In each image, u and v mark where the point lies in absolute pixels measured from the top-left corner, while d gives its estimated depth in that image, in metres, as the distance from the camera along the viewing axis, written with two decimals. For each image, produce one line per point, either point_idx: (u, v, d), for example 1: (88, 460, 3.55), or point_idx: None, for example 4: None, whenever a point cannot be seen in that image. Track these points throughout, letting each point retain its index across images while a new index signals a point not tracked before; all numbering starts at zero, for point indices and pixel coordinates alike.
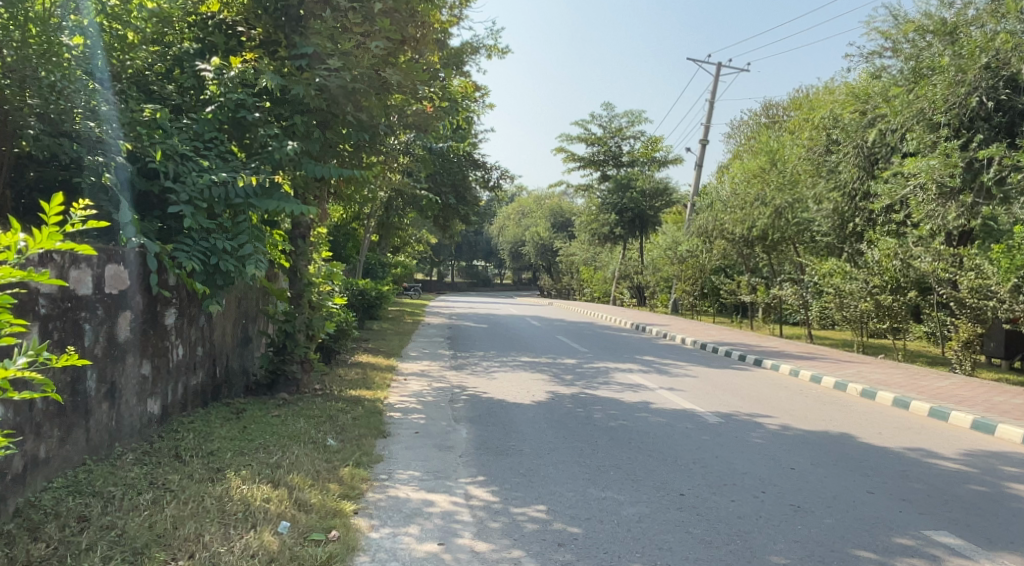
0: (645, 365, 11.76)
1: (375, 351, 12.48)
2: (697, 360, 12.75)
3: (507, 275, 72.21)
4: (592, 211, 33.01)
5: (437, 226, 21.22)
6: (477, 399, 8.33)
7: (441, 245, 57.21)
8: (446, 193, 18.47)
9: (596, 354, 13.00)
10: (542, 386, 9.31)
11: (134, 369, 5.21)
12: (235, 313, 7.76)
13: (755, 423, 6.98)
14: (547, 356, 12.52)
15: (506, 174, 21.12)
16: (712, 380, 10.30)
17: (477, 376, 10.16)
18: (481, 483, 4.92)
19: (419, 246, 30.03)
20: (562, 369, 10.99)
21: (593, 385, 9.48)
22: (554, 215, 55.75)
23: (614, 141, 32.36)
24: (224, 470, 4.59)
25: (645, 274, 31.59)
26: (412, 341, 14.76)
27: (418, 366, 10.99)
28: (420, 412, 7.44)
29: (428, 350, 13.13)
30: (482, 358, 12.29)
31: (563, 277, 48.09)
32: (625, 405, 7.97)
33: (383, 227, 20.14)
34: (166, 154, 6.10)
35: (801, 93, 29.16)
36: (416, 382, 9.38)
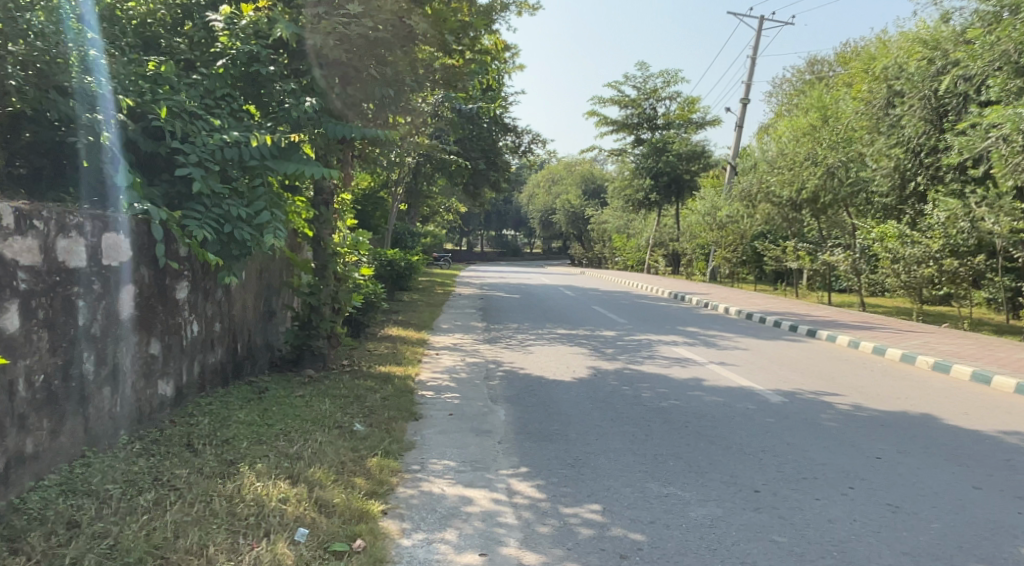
0: (690, 337, 11.08)
1: (405, 323, 11.98)
2: (745, 331, 12.02)
3: (537, 245, 71.43)
4: (626, 177, 32.08)
5: (467, 193, 20.57)
6: (514, 376, 7.77)
7: (470, 214, 56.58)
8: (476, 158, 17.79)
9: (636, 326, 12.34)
10: (582, 361, 8.71)
11: (141, 348, 4.70)
12: (257, 285, 7.27)
13: (824, 403, 6.31)
14: (584, 328, 11.90)
15: (538, 139, 20.36)
16: (764, 354, 9.60)
17: (512, 350, 9.60)
18: (524, 476, 4.36)
19: (448, 215, 29.46)
20: (602, 341, 10.37)
21: (637, 359, 8.85)
22: (585, 182, 54.74)
23: (648, 103, 31.34)
24: (238, 463, 4.08)
25: (682, 242, 30.66)
26: (444, 312, 14.23)
27: (449, 340, 10.46)
28: (454, 390, 6.90)
29: (460, 322, 12.59)
30: (517, 330, 11.72)
31: (595, 246, 47.22)
32: (675, 383, 7.33)
33: (411, 195, 19.56)
34: (172, 112, 5.58)
35: (847, 49, 27.79)
36: (448, 357, 8.85)
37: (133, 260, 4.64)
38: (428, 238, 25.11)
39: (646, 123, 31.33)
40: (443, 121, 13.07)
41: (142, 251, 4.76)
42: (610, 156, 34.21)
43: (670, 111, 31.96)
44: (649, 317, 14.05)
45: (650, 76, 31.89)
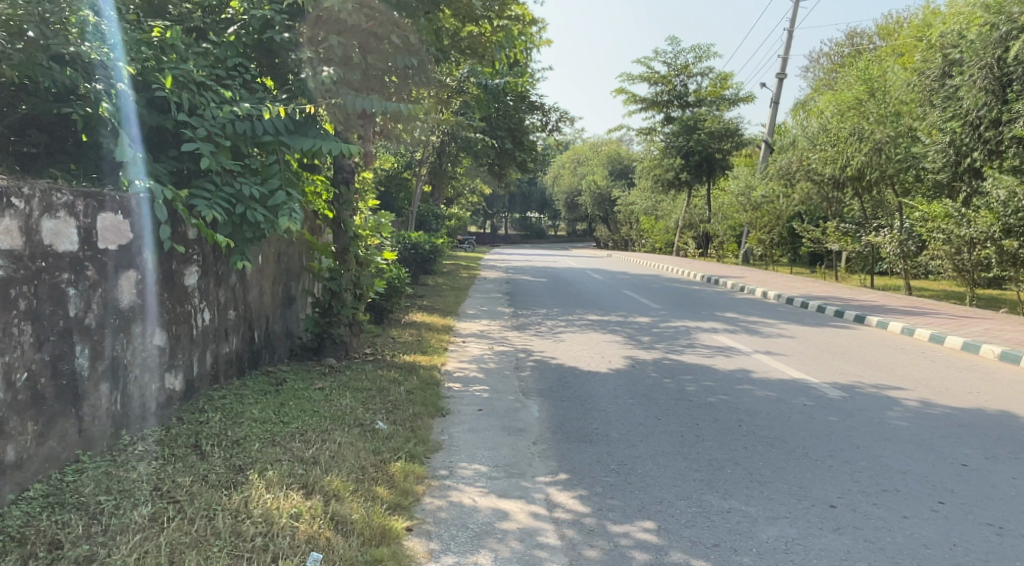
0: (729, 323, 10.53)
1: (430, 309, 11.56)
2: (787, 317, 11.42)
3: (562, 227, 70.77)
4: (656, 156, 31.43)
5: (493, 174, 20.07)
6: (546, 366, 7.31)
7: (495, 196, 56.10)
8: (503, 137, 17.25)
9: (671, 311, 11.80)
10: (618, 349, 8.21)
11: (145, 339, 4.28)
12: (274, 269, 6.85)
13: (888, 399, 5.76)
14: (616, 313, 11.39)
15: (566, 117, 19.78)
16: (811, 342, 9.02)
17: (542, 338, 9.13)
18: (565, 484, 3.90)
19: (473, 196, 29.01)
20: (637, 328, 9.85)
21: (675, 348, 8.34)
22: (611, 163, 53.91)
23: (679, 79, 30.98)
24: (247, 469, 3.66)
25: (713, 223, 29.91)
26: (470, 296, 13.79)
27: (476, 327, 10.02)
28: (482, 382, 6.45)
29: (487, 307, 12.14)
30: (546, 316, 11.25)
31: (622, 228, 46.52)
32: (720, 375, 6.81)
33: (436, 176, 19.12)
34: (179, 82, 5.17)
35: (889, 21, 26.74)
36: (475, 345, 8.41)
37: (134, 243, 4.20)
38: (454, 220, 24.69)
39: (677, 101, 31.19)
40: (470, 98, 12.58)
41: (146, 233, 4.34)
42: (639, 135, 33.48)
43: (701, 88, 31.13)
44: (683, 302, 13.49)
45: (680, 52, 31.06)
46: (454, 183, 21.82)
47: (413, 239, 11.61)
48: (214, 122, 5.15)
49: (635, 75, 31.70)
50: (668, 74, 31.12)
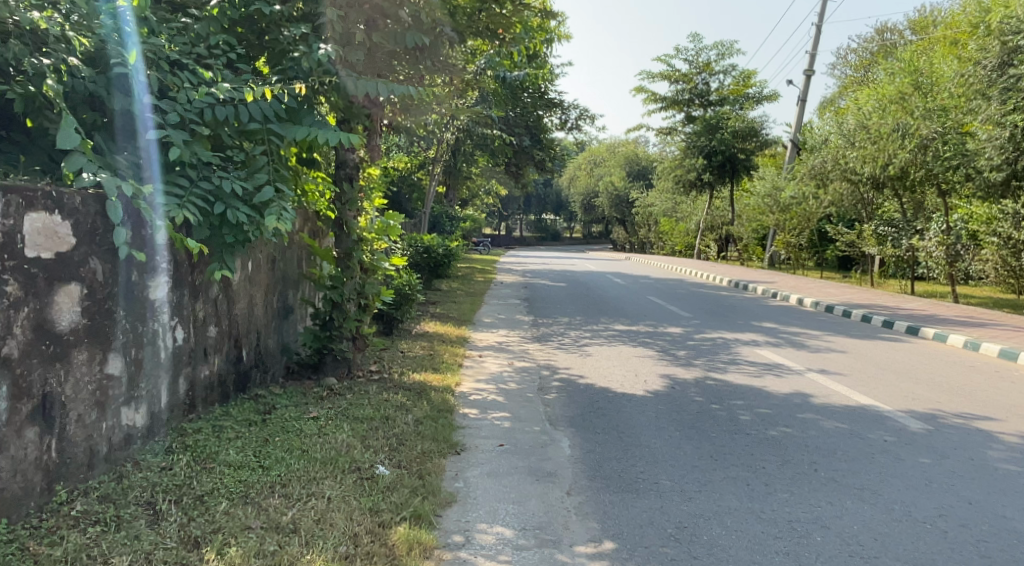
0: (770, 336, 9.62)
1: (443, 317, 10.75)
2: (831, 329, 10.50)
3: (578, 229, 69.99)
4: (678, 156, 30.56)
5: (510, 173, 19.23)
6: (574, 387, 6.45)
7: (511, 198, 55.36)
8: (520, 134, 16.43)
9: (704, 321, 10.89)
10: (652, 367, 7.34)
11: (94, 368, 3.48)
12: (268, 276, 6.04)
13: (983, 436, 4.88)
14: (645, 323, 10.49)
15: (586, 114, 18.91)
16: (867, 358, 8.08)
17: (566, 352, 8.26)
18: (613, 559, 3.08)
19: (489, 198, 28.17)
20: (670, 341, 8.97)
21: (717, 365, 7.45)
22: (629, 164, 52.92)
23: (701, 77, 30.19)
24: (205, 544, 2.86)
25: (737, 226, 28.94)
26: (486, 303, 12.96)
27: (492, 338, 9.15)
28: (502, 408, 5.62)
29: (505, 316, 11.30)
30: (568, 326, 10.37)
31: (640, 230, 45.57)
32: (775, 401, 5.92)
33: (451, 175, 18.32)
34: (150, 60, 4.38)
35: (923, 16, 25.79)
36: (493, 360, 7.56)
37: (82, 250, 3.42)
38: (468, 221, 23.85)
39: (698, 100, 30.43)
40: (486, 91, 11.76)
41: (100, 237, 3.56)
42: (659, 135, 32.54)
43: (723, 87, 30.19)
44: (715, 310, 12.55)
45: (702, 49, 30.13)
46: (469, 184, 21.04)
47: (427, 243, 10.79)
48: (189, 107, 4.37)
49: (655, 73, 30.80)
50: (689, 72, 30.23)
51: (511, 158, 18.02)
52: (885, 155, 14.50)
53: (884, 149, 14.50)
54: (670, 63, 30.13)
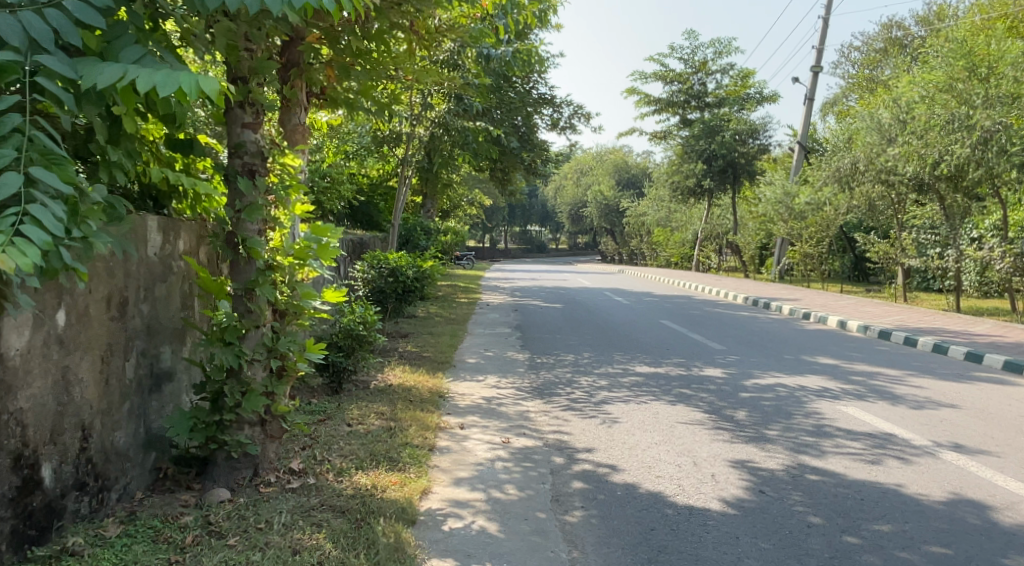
0: (842, 380, 7.35)
1: (415, 358, 8.38)
2: (909, 366, 8.29)
3: (564, 240, 68.01)
4: (674, 161, 28.45)
5: (495, 180, 16.96)
6: (607, 494, 4.13)
7: (495, 210, 53.07)
8: (508, 133, 14.20)
9: (746, 358, 8.61)
10: (712, 445, 5.04)
11: None
12: (109, 328, 3.72)
13: None
14: (673, 363, 8.20)
15: (581, 112, 16.71)
16: (996, 418, 5.85)
17: (581, 414, 5.94)
18: None
19: (473, 208, 25.89)
20: (718, 393, 6.68)
21: (804, 440, 5.16)
22: (617, 171, 50.94)
23: (697, 77, 28.31)
24: None
25: (740, 235, 26.85)
26: (471, 336, 10.62)
27: (479, 393, 6.79)
28: (499, 557, 3.29)
29: (494, 353, 8.95)
30: (576, 368, 8.04)
31: (631, 241, 43.43)
32: (943, 526, 3.63)
33: (428, 181, 16.01)
34: None
35: (939, 9, 24.04)
36: (480, 438, 5.21)
37: None
38: (448, 234, 21.50)
39: (694, 101, 28.51)
40: (468, 73, 9.50)
41: None
42: (653, 140, 30.51)
43: (721, 87, 28.26)
44: (749, 339, 10.31)
45: (698, 47, 28.19)
46: (450, 192, 18.72)
47: (394, 264, 8.42)
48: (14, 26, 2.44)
49: (647, 73, 28.77)
50: (684, 71, 28.30)
51: (497, 161, 15.76)
52: (934, 152, 12.49)
53: (933, 144, 12.50)
54: (664, 62, 28.15)
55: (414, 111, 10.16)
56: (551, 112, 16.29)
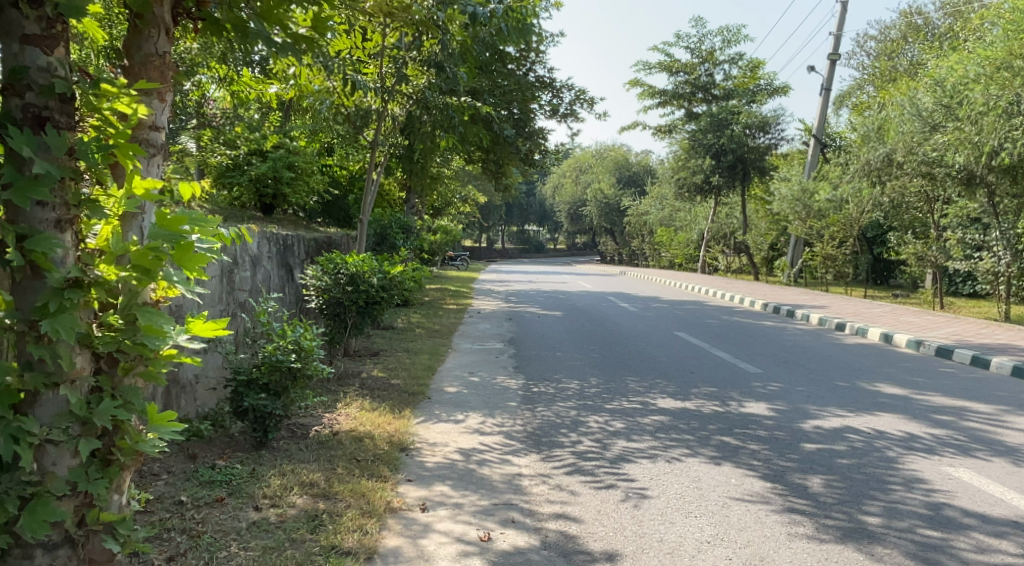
0: (928, 423, 5.68)
1: (379, 387, 6.70)
2: (998, 399, 6.63)
3: (560, 241, 66.34)
4: (680, 157, 26.75)
5: (487, 173, 15.24)
6: None
7: (491, 209, 51.30)
8: (501, 118, 12.51)
9: (792, 386, 6.92)
10: (794, 547, 3.36)
11: None
12: None
13: None
14: (704, 396, 6.51)
15: (583, 98, 15.02)
16: None
17: (593, 483, 4.25)
18: None
19: (466, 206, 24.12)
20: (774, 446, 4.99)
21: (927, 537, 3.49)
22: (617, 170, 49.28)
23: (704, 68, 26.67)
24: None
25: (750, 235, 25.17)
26: (454, 353, 8.93)
27: (454, 443, 5.08)
28: None
29: (479, 380, 7.25)
30: (583, 402, 6.33)
31: (632, 241, 41.72)
32: None
33: (411, 175, 14.32)
34: None
35: None
36: (448, 532, 3.52)
37: None
38: (438, 233, 19.77)
39: (700, 93, 26.86)
40: (450, 36, 7.82)
41: None
42: (657, 135, 28.80)
43: (729, 78, 26.62)
44: (787, 359, 8.63)
45: (705, 35, 26.52)
46: (439, 188, 17.00)
47: (353, 269, 6.74)
48: None
49: (651, 63, 27.01)
50: (690, 61, 26.63)
51: (490, 151, 14.05)
52: (992, 140, 10.83)
53: (990, 130, 10.84)
54: (669, 52, 26.44)
55: (385, 85, 8.45)
56: (549, 98, 14.60)
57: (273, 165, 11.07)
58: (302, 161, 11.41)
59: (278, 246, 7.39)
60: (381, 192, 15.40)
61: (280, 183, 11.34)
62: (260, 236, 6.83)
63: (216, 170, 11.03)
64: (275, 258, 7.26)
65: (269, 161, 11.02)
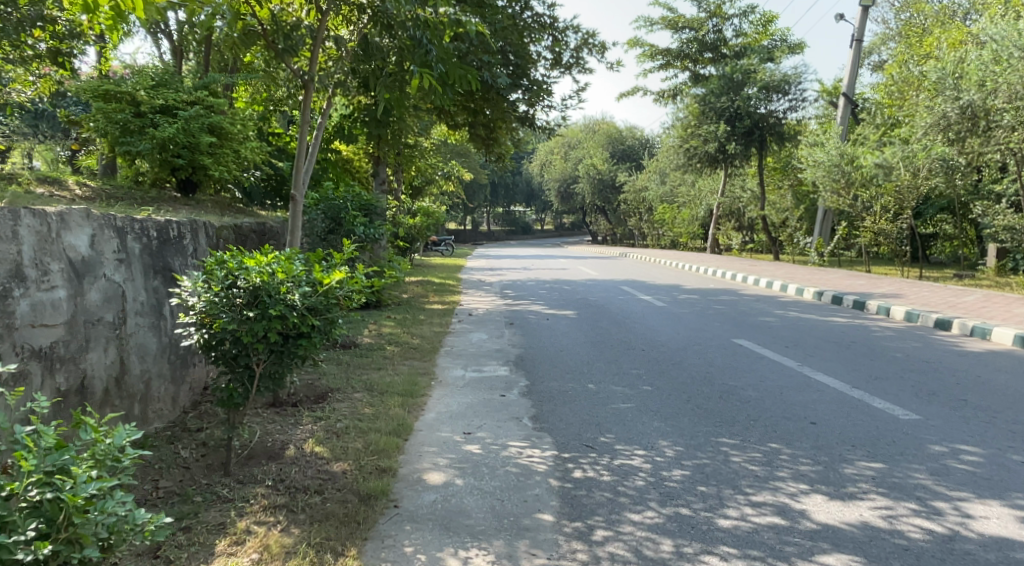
0: None
1: (308, 480, 3.87)
2: None
3: (547, 222, 63.46)
4: (688, 123, 23.92)
5: (475, 141, 12.34)
6: None
7: (476, 189, 48.05)
8: (491, 61, 9.62)
9: (1004, 458, 4.15)
10: None
11: None
12: None
13: None
14: (879, 490, 3.72)
15: (591, 42, 12.12)
16: None
17: None
18: None
19: (450, 185, 21.24)
20: None
21: None
22: (610, 144, 46.36)
23: (712, 24, 23.83)
24: None
25: (769, 210, 22.43)
26: (437, 389, 6.10)
27: None
28: None
29: (481, 455, 4.41)
30: (673, 511, 3.51)
31: (628, 219, 38.82)
32: None
33: (379, 145, 11.37)
34: None
35: None
36: None
37: None
38: (418, 216, 16.84)
39: (708, 53, 24.03)
40: None
41: None
42: (660, 101, 25.91)
43: (741, 34, 23.77)
44: (929, 388, 5.87)
45: None
46: (418, 163, 14.07)
47: (256, 278, 3.86)
48: None
49: (653, 19, 24.10)
50: (697, 16, 23.73)
51: (477, 111, 11.17)
52: None
53: None
54: (673, 5, 23.52)
55: None
56: (551, 43, 11.68)
57: (185, 125, 8.28)
58: (228, 121, 8.64)
59: (147, 241, 4.56)
60: (344, 164, 12.46)
61: (198, 151, 8.52)
62: (98, 224, 4.03)
63: (108, 134, 8.18)
64: (137, 262, 4.42)
65: (179, 121, 8.22)
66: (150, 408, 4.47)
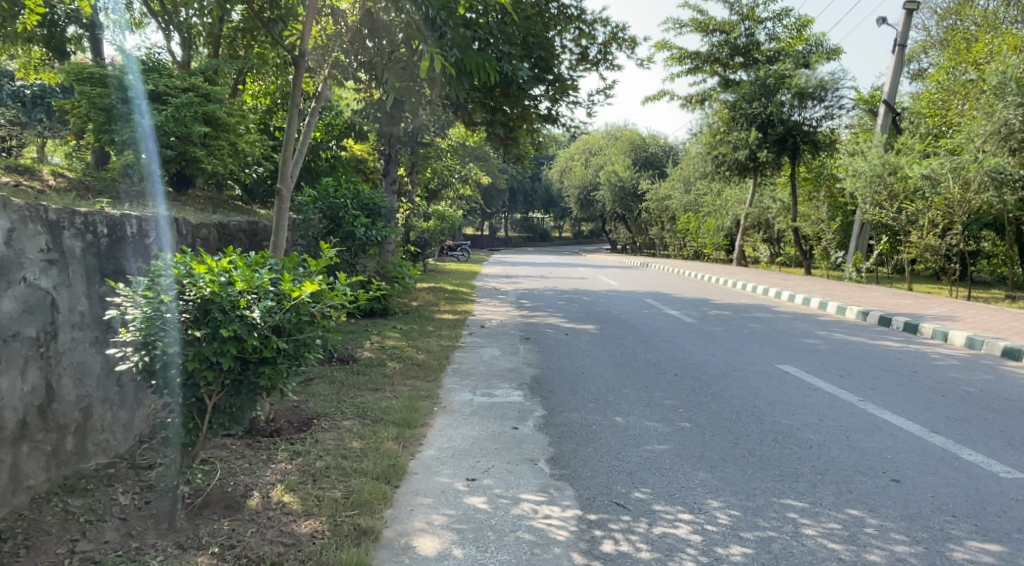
0: None
1: (264, 546, 3.05)
2: None
3: (566, 229, 62.53)
4: (717, 130, 22.96)
5: (493, 140, 11.53)
6: None
7: (495, 194, 47.25)
8: (511, 51, 8.80)
9: None
10: None
11: None
12: None
13: None
14: None
15: (621, 36, 11.29)
16: None
17: None
18: None
19: (467, 189, 20.46)
20: None
21: None
22: (633, 150, 45.38)
23: (744, 27, 22.87)
24: None
25: (801, 221, 21.41)
26: (439, 418, 5.26)
27: None
28: None
29: (486, 512, 3.56)
30: None
31: (650, 228, 37.81)
32: None
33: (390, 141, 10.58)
34: None
35: None
36: None
37: None
38: (432, 219, 16.05)
39: (739, 57, 23.08)
40: None
41: None
42: (687, 106, 24.99)
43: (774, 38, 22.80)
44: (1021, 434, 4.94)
45: None
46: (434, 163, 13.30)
47: (206, 290, 3.06)
48: None
49: (683, 20, 23.22)
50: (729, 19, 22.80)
51: (496, 107, 10.36)
52: None
53: None
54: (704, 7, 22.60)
55: None
56: (578, 36, 10.86)
57: (174, 113, 7.61)
58: (224, 110, 7.92)
59: (92, 239, 3.78)
60: (353, 161, 11.69)
61: (190, 142, 7.80)
62: (18, 217, 3.25)
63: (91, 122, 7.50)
64: (76, 264, 3.64)
65: (169, 108, 7.57)
66: (91, 441, 3.68)
